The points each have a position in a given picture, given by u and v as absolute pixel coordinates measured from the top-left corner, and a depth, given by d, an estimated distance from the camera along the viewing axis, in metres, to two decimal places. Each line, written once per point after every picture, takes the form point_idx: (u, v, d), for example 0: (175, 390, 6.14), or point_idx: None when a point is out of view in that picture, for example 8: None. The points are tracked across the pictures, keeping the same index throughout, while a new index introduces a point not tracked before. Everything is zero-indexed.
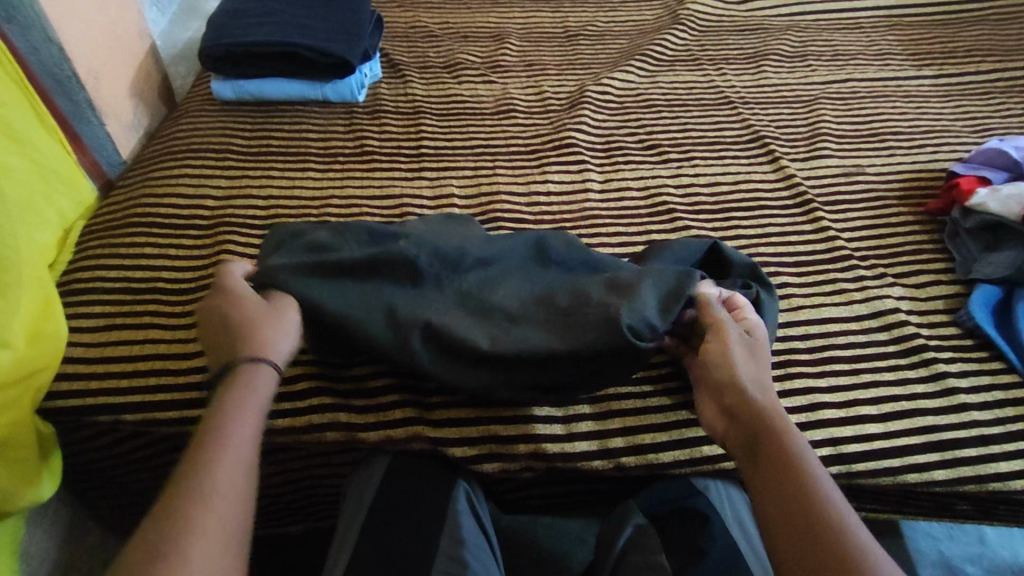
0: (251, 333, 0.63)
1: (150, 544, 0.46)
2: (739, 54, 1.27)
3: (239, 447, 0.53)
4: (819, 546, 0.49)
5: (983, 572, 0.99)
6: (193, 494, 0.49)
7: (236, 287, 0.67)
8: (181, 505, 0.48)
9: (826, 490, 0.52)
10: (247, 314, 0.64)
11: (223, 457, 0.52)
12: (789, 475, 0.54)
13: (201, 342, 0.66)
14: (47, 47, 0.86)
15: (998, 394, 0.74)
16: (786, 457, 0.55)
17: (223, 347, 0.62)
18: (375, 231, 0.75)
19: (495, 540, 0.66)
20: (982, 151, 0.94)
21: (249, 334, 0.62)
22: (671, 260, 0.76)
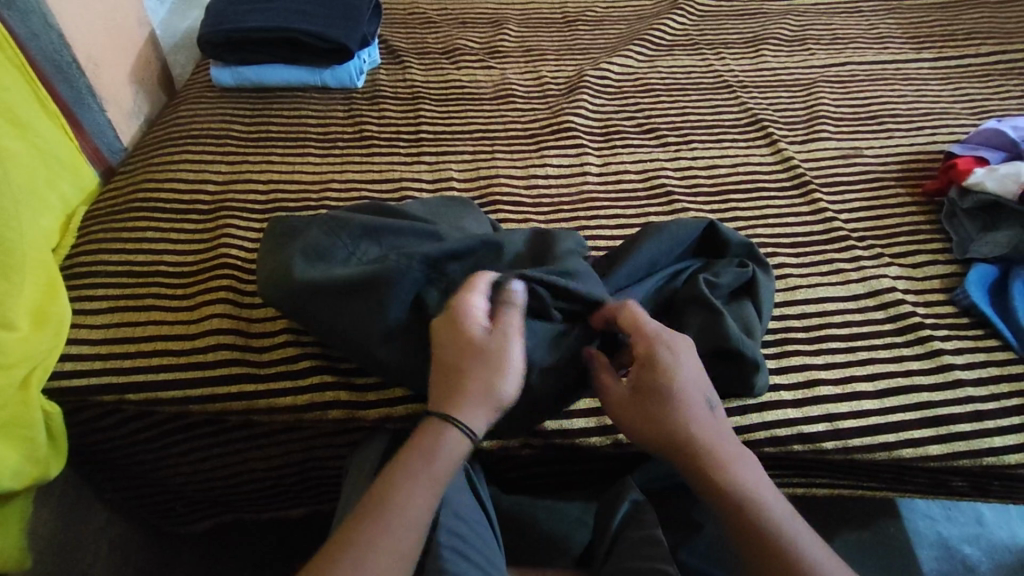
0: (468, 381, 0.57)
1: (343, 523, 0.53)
2: (738, 38, 1.27)
3: (438, 474, 0.55)
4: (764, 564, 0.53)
5: (980, 552, 1.00)
6: (391, 491, 0.54)
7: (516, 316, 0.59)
8: (378, 492, 0.54)
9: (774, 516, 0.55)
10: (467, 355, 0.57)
11: (426, 475, 0.54)
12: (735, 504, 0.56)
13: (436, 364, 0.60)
14: (47, 33, 0.87)
15: (993, 371, 0.75)
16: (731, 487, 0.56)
17: (446, 388, 0.57)
18: (373, 227, 0.70)
19: (492, 514, 0.68)
20: (980, 131, 0.95)
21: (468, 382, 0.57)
22: (668, 238, 0.76)
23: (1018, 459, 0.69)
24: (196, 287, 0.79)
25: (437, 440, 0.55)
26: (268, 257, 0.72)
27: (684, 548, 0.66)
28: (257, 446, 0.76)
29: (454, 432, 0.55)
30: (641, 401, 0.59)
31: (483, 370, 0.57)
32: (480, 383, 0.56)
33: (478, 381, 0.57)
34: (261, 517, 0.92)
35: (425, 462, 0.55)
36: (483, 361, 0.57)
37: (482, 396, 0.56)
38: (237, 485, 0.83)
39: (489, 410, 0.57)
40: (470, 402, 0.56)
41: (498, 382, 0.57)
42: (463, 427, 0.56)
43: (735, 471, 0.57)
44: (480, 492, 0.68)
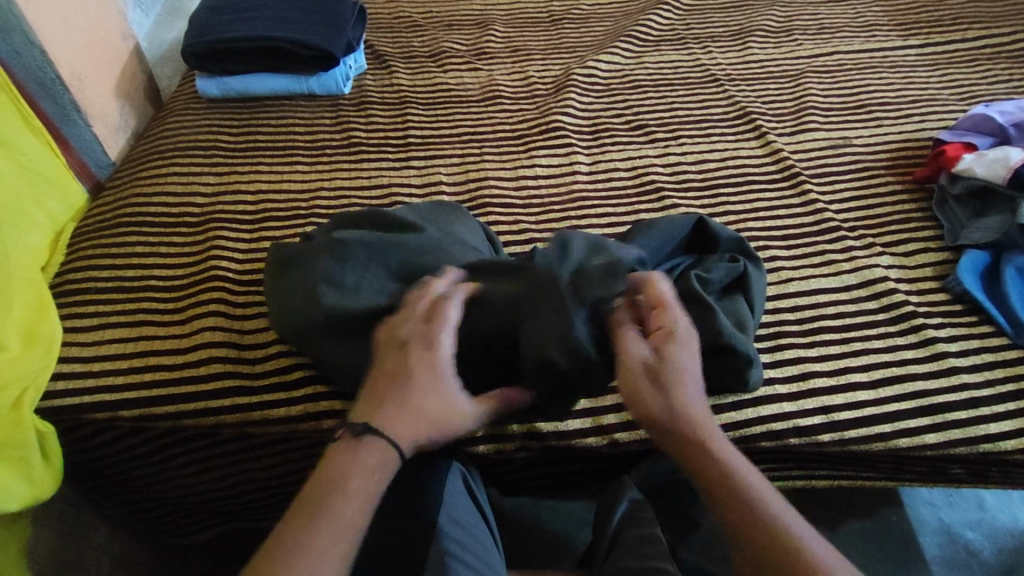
0: (394, 395, 0.55)
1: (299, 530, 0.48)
2: (725, 32, 1.27)
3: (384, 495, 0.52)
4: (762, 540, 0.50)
5: (982, 537, 1.00)
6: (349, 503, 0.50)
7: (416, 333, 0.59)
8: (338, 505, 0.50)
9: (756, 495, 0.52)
10: (393, 369, 0.56)
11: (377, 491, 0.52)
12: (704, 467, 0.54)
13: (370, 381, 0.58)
14: (29, 51, 0.86)
15: (987, 357, 0.75)
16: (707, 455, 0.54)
17: (379, 400, 0.55)
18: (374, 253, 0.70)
19: (490, 517, 0.69)
20: (968, 118, 0.95)
21: (394, 395, 0.55)
22: (657, 236, 0.76)
23: (1015, 444, 0.69)
24: (187, 301, 0.79)
25: (345, 451, 0.53)
26: (275, 291, 0.72)
27: (682, 547, 0.66)
28: (254, 458, 0.76)
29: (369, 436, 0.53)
30: (650, 376, 0.57)
31: (392, 367, 0.57)
32: (386, 388, 0.55)
33: (386, 379, 0.56)
34: (261, 527, 0.92)
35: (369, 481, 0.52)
36: (392, 365, 0.57)
37: (394, 389, 0.55)
38: (235, 496, 0.83)
39: (405, 412, 0.54)
40: (385, 406, 0.54)
41: (406, 386, 0.55)
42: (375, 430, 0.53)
43: (749, 480, 0.53)
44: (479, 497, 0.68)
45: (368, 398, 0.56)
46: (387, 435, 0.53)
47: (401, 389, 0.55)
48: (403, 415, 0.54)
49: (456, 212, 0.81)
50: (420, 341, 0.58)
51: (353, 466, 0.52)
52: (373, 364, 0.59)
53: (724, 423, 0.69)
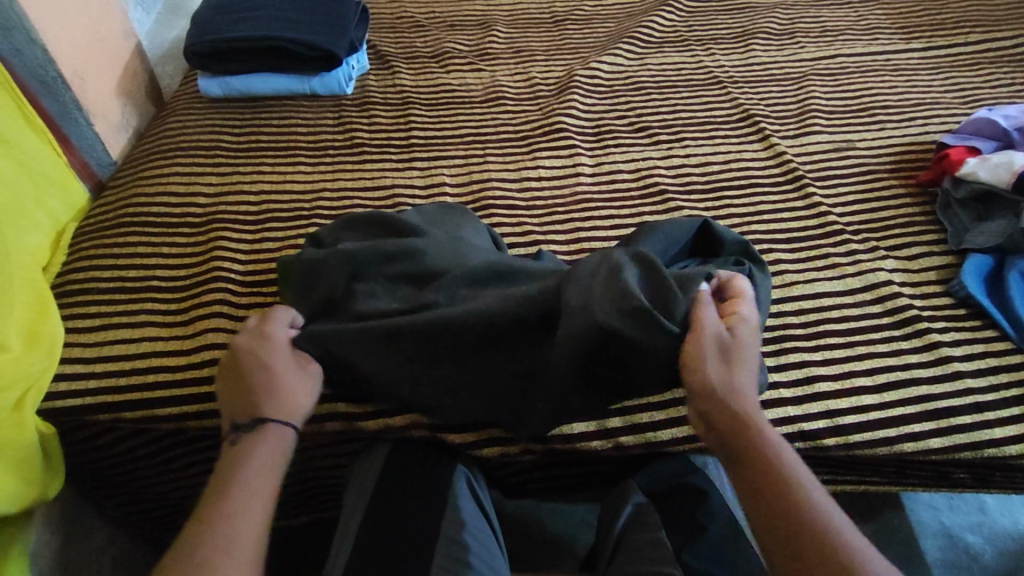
0: (265, 387, 0.60)
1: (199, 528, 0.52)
2: (728, 34, 1.27)
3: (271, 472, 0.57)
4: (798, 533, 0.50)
5: (983, 540, 1.00)
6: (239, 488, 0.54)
7: (266, 331, 0.64)
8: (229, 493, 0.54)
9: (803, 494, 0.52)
10: (250, 367, 0.61)
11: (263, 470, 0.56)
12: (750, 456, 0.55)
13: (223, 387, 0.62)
14: (30, 49, 0.86)
15: (992, 362, 0.75)
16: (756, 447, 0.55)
17: (243, 396, 0.60)
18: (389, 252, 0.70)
19: (495, 522, 0.68)
20: (972, 122, 0.95)
21: (264, 387, 0.60)
22: (662, 237, 0.75)
23: (1019, 449, 0.69)
24: (190, 302, 0.79)
25: (234, 445, 0.58)
26: (296, 300, 0.71)
27: (686, 549, 0.63)
28: None
29: (261, 423, 0.59)
30: (720, 352, 0.59)
31: (243, 371, 0.61)
32: (250, 386, 0.60)
33: (237, 381, 0.61)
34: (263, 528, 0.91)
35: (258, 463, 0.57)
36: (247, 365, 0.61)
37: (258, 383, 0.61)
38: None
39: (274, 399, 0.60)
40: (252, 401, 0.60)
41: (266, 377, 0.61)
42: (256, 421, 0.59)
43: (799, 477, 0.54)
44: (483, 499, 0.68)
45: (229, 400, 0.61)
46: (278, 418, 0.59)
47: (268, 382, 0.61)
48: (278, 401, 0.60)
49: (455, 212, 0.81)
50: (264, 342, 0.63)
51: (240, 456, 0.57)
52: (221, 370, 0.63)
53: None
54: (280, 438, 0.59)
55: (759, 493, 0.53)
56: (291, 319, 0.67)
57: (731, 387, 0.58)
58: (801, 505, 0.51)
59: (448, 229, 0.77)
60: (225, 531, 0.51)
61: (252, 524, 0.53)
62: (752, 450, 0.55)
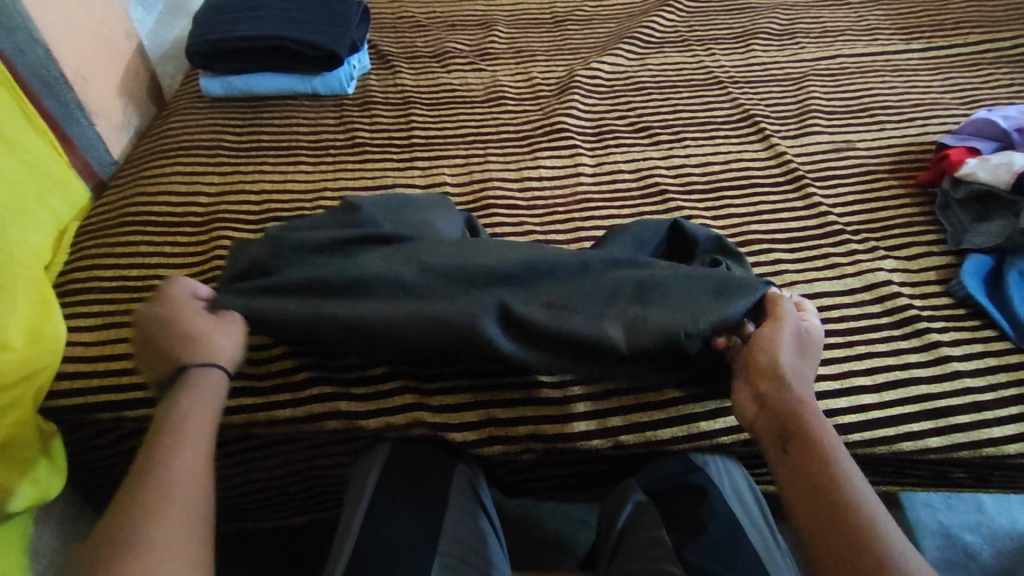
0: (184, 344, 0.62)
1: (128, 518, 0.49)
2: (728, 34, 1.27)
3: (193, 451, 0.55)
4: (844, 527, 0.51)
5: (981, 540, 1.01)
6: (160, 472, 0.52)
7: (170, 295, 0.65)
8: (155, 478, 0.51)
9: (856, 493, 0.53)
10: (165, 331, 0.62)
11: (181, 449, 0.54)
12: (808, 448, 0.56)
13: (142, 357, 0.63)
14: (33, 49, 0.86)
15: (990, 361, 0.75)
16: (815, 443, 0.56)
17: (163, 358, 0.61)
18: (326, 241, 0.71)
19: (498, 522, 0.69)
20: (972, 122, 0.95)
21: (183, 344, 0.62)
22: (631, 238, 0.77)
23: (1017, 448, 0.69)
24: None
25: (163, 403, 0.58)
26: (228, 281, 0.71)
27: (687, 547, 0.61)
28: (258, 458, 0.76)
29: (188, 376, 0.60)
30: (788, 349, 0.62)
31: (157, 332, 0.63)
32: (167, 348, 0.62)
33: (155, 348, 0.62)
34: (264, 527, 0.92)
35: (181, 443, 0.55)
36: (160, 331, 0.62)
37: (177, 340, 0.62)
38: (236, 497, 0.83)
39: (195, 351, 0.61)
40: (172, 360, 0.61)
41: (183, 334, 0.62)
42: (185, 374, 0.60)
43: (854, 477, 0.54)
44: (485, 499, 0.68)
45: (152, 366, 0.62)
46: (202, 365, 0.61)
47: (185, 337, 0.62)
48: (201, 351, 0.62)
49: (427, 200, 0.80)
50: (168, 304, 0.64)
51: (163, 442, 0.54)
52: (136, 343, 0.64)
53: (729, 426, 0.69)
54: (211, 400, 0.59)
55: (804, 471, 0.55)
56: (193, 286, 0.68)
57: (797, 378, 0.60)
58: (843, 484, 0.53)
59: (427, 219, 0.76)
60: (156, 514, 0.49)
61: (187, 503, 0.51)
62: (808, 435, 0.56)
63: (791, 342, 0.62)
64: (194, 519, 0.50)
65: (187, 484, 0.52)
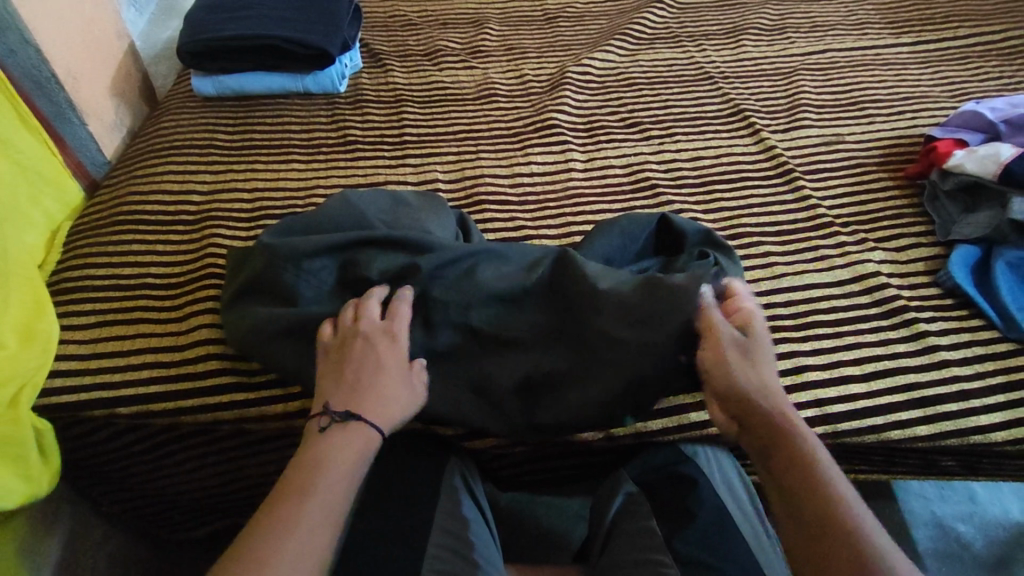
0: (368, 387, 0.59)
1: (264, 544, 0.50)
2: (719, 30, 1.28)
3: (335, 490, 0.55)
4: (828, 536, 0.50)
5: (973, 529, 1.01)
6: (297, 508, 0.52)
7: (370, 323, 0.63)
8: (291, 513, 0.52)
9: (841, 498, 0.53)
10: (365, 365, 0.60)
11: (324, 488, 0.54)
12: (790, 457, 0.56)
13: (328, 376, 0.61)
14: (23, 50, 0.86)
15: (978, 351, 0.75)
16: (798, 452, 0.56)
17: (344, 390, 0.60)
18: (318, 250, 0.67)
19: (491, 514, 0.70)
20: (959, 114, 0.96)
21: (367, 387, 0.59)
22: (619, 235, 0.78)
23: (1004, 436, 0.70)
24: (184, 299, 0.79)
25: (321, 433, 0.58)
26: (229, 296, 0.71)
27: (678, 537, 0.63)
28: (251, 454, 0.76)
29: (350, 425, 0.58)
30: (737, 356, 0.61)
31: (341, 358, 0.61)
32: (348, 381, 0.60)
33: (343, 373, 0.60)
34: None
35: (325, 487, 0.54)
36: (352, 360, 0.61)
37: (356, 378, 0.60)
38: (231, 493, 0.83)
39: (373, 402, 0.59)
40: (344, 397, 0.59)
41: (369, 375, 0.60)
42: (355, 421, 0.58)
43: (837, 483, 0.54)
44: (477, 491, 0.69)
45: (333, 391, 0.60)
46: (370, 421, 0.58)
47: (370, 377, 0.60)
48: (375, 403, 0.59)
49: (416, 195, 0.78)
50: (374, 331, 0.62)
51: (309, 477, 0.55)
52: (334, 361, 0.62)
53: None
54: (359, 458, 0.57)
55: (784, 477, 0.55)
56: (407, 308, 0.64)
57: (762, 387, 0.60)
58: (824, 489, 0.53)
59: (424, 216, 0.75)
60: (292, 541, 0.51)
61: (315, 538, 0.52)
62: (790, 444, 0.56)
63: (732, 349, 0.61)
64: (317, 559, 0.51)
65: (323, 520, 0.53)
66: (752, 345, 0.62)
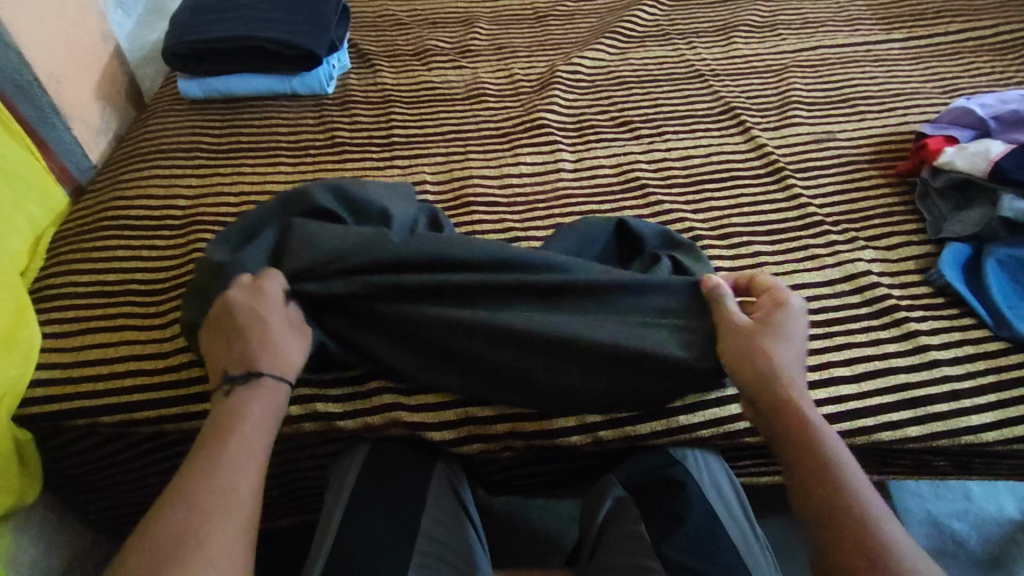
0: (257, 346, 0.60)
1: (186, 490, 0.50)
2: (709, 27, 1.27)
3: (253, 438, 0.55)
4: (842, 526, 0.50)
5: (968, 527, 1.01)
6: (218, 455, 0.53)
7: (241, 291, 0.63)
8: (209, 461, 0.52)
9: (856, 490, 0.52)
10: (245, 327, 0.61)
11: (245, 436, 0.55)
12: (803, 444, 0.56)
13: (213, 352, 0.61)
14: (4, 53, 0.85)
15: (969, 350, 0.75)
16: (811, 440, 0.55)
17: (234, 356, 0.60)
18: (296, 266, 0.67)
19: (479, 521, 0.69)
20: (950, 111, 0.95)
21: (257, 346, 0.60)
22: (581, 236, 0.77)
23: (995, 436, 0.69)
24: (169, 305, 0.79)
25: (224, 400, 0.58)
26: (192, 309, 0.69)
27: (666, 541, 0.62)
28: None
29: (255, 383, 0.58)
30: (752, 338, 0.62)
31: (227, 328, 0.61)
32: (237, 346, 0.60)
33: (227, 343, 0.61)
34: None
35: (242, 434, 0.55)
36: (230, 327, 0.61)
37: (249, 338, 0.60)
38: None
39: (269, 358, 0.60)
40: (235, 364, 0.59)
41: (256, 334, 0.61)
42: (253, 379, 0.58)
43: (851, 474, 0.53)
44: (464, 497, 0.69)
45: (222, 362, 0.60)
46: (270, 374, 0.59)
47: (261, 334, 0.61)
48: (276, 356, 0.60)
49: (362, 181, 0.76)
50: (254, 295, 0.63)
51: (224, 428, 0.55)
52: (212, 338, 0.62)
53: (708, 420, 0.69)
54: (274, 405, 0.58)
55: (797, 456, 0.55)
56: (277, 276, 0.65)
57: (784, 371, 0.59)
58: (838, 480, 0.53)
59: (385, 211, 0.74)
60: (207, 511, 0.49)
61: (233, 499, 0.50)
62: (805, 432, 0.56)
63: (754, 335, 0.62)
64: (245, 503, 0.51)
65: (237, 481, 0.51)
66: (775, 325, 0.62)
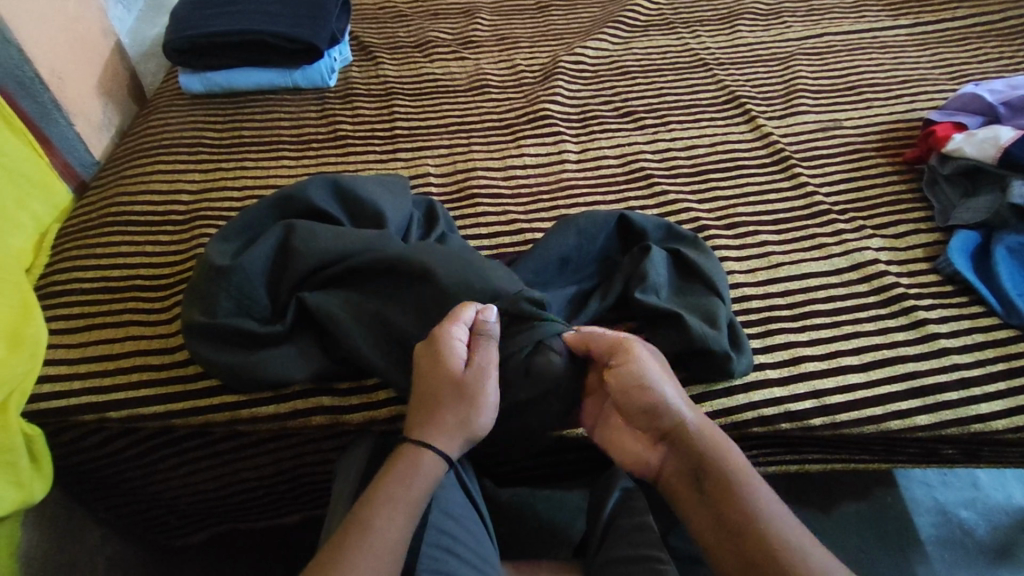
0: (436, 417, 0.58)
1: (356, 523, 0.53)
2: (713, 15, 1.26)
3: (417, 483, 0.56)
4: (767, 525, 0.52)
5: (976, 516, 1.01)
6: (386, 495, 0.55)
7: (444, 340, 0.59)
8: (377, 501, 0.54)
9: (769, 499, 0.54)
10: (446, 392, 0.58)
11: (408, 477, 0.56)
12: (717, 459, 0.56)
13: (421, 403, 0.59)
14: (5, 49, 0.85)
15: (978, 338, 0.75)
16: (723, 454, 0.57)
17: (427, 418, 0.58)
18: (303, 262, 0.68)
19: (486, 513, 0.68)
20: (958, 97, 0.94)
21: (438, 418, 0.58)
22: (575, 233, 0.76)
23: (1006, 424, 0.69)
24: (174, 300, 0.79)
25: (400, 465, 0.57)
26: (195, 306, 0.68)
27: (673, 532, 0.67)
28: (245, 457, 0.76)
29: (413, 448, 0.57)
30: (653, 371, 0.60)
31: (463, 398, 0.58)
32: (455, 412, 0.58)
33: (437, 404, 0.58)
34: (258, 527, 0.91)
35: (408, 481, 0.56)
36: (459, 387, 0.58)
37: (448, 416, 0.58)
38: (228, 496, 0.83)
39: (464, 439, 0.58)
40: (444, 430, 0.58)
41: (447, 402, 0.58)
42: (439, 455, 0.57)
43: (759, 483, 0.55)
44: (472, 489, 0.68)
45: (423, 419, 0.59)
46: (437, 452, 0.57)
47: (456, 412, 0.58)
48: (449, 431, 0.58)
49: (363, 178, 0.77)
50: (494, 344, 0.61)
51: (390, 472, 0.56)
52: (421, 387, 0.59)
53: (715, 410, 0.69)
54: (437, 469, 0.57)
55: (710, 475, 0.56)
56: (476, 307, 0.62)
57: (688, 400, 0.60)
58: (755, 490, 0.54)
59: (382, 200, 0.75)
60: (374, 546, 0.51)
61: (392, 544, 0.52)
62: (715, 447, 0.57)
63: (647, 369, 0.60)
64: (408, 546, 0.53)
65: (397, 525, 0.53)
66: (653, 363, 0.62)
